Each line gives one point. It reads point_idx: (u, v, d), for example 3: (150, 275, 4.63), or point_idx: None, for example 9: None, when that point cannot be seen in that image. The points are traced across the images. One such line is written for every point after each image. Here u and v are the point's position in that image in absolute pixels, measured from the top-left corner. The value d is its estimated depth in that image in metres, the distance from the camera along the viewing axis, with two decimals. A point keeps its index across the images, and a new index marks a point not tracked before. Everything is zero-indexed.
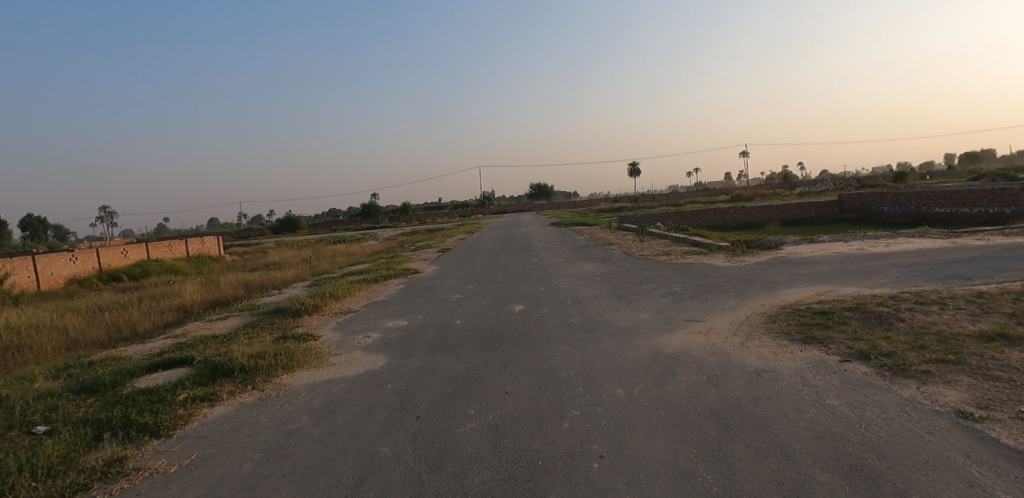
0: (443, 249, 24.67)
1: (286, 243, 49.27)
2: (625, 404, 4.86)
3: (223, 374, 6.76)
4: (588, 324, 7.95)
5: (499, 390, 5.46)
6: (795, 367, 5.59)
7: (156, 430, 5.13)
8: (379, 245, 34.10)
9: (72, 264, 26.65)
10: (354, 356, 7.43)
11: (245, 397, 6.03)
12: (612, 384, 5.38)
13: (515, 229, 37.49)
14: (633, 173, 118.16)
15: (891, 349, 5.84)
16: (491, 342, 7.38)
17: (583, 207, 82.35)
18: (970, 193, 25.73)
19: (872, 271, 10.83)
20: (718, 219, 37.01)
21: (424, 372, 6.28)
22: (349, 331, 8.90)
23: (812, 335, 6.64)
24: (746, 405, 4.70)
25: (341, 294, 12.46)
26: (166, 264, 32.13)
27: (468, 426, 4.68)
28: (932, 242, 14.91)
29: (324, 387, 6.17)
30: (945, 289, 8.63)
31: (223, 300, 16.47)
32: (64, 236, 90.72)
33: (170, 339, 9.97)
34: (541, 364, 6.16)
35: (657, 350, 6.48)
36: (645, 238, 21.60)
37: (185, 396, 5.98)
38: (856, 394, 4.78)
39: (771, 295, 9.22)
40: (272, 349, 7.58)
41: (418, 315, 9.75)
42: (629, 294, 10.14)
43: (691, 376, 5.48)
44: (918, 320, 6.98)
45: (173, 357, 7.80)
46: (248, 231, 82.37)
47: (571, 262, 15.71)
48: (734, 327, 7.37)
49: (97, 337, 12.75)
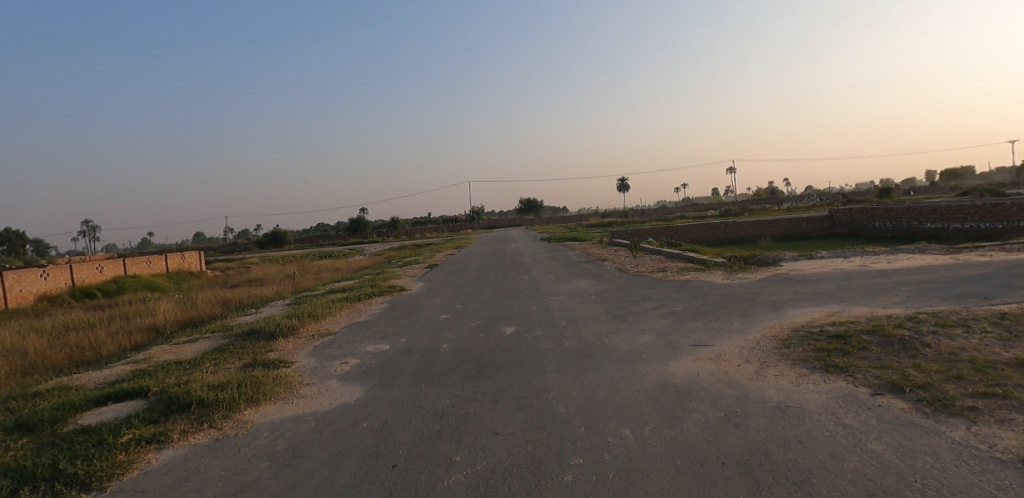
0: (431, 265, 23.88)
1: (271, 259, 48.32)
2: (635, 450, 4.21)
3: (178, 408, 6.03)
4: (586, 349, 7.29)
5: (488, 430, 4.79)
6: (822, 402, 4.95)
7: (88, 482, 4.52)
8: (366, 260, 33.24)
9: (43, 281, 25.56)
10: (327, 386, 6.70)
11: (199, 438, 5.33)
12: (617, 424, 4.72)
13: (506, 244, 36.88)
14: (621, 188, 118.55)
15: (925, 380, 5.22)
16: (480, 370, 6.68)
17: (571, 223, 82.01)
18: (961, 208, 25.49)
19: (880, 289, 10.27)
20: (709, 234, 36.66)
21: (404, 408, 5.59)
22: (324, 357, 8.16)
23: (833, 363, 6.02)
24: (775, 451, 4.07)
25: (320, 314, 11.68)
26: (143, 280, 31.01)
27: (453, 478, 4.01)
28: (934, 257, 14.43)
29: (291, 425, 5.47)
30: (964, 310, 8.07)
31: (197, 320, 15.59)
32: (42, 249, 88.71)
33: (130, 365, 9.17)
34: (536, 398, 5.50)
35: (663, 381, 5.82)
36: (638, 253, 21.10)
37: (129, 437, 5.27)
38: (899, 437, 4.15)
39: (779, 317, 8.61)
40: (237, 379, 6.82)
41: (401, 339, 9.01)
42: (627, 314, 9.51)
43: (707, 414, 4.82)
44: (944, 345, 6.39)
45: (125, 389, 7.02)
46: (232, 246, 80.88)
47: (564, 279, 15.06)
48: (745, 352, 6.74)
49: (56, 361, 11.87)
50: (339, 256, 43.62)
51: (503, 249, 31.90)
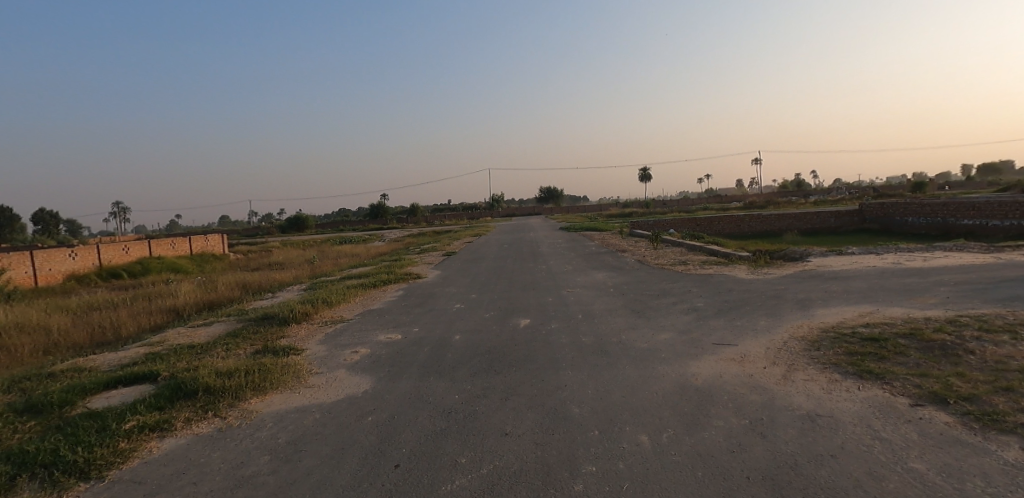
0: (449, 252, 23.72)
1: (292, 243, 48.73)
2: (652, 459, 3.93)
3: (185, 395, 5.84)
4: (603, 346, 7.01)
5: (497, 431, 4.54)
6: (857, 412, 4.62)
7: (87, 471, 4.35)
8: (385, 247, 33.24)
9: (71, 260, 26.01)
10: (335, 377, 6.50)
11: (203, 427, 5.13)
12: (634, 428, 4.43)
13: (525, 233, 36.55)
14: (643, 178, 117.17)
15: (970, 392, 4.86)
16: (492, 365, 6.44)
17: (592, 212, 81.30)
18: (1000, 205, 24.41)
19: (917, 289, 9.77)
20: (733, 227, 35.85)
21: (411, 403, 5.38)
22: (335, 346, 7.99)
23: (867, 368, 5.66)
24: (805, 467, 3.75)
25: (334, 301, 11.53)
26: (168, 262, 31.38)
27: (457, 483, 3.77)
28: (973, 256, 13.78)
29: (296, 417, 5.28)
30: (1008, 314, 7.59)
31: (216, 303, 15.62)
32: (74, 229, 90.93)
33: (144, 347, 9.11)
34: (548, 397, 5.24)
35: (684, 382, 5.51)
36: (659, 245, 20.63)
37: (132, 424, 5.07)
38: (944, 456, 3.82)
39: (807, 316, 8.20)
40: (245, 366, 6.64)
41: (413, 329, 8.82)
42: (647, 309, 9.17)
43: (731, 422, 4.51)
44: (990, 352, 5.97)
45: (135, 372, 6.88)
46: (257, 230, 81.88)
47: (583, 270, 14.74)
48: (772, 353, 6.41)
49: (77, 341, 11.96)
50: (359, 241, 43.76)
51: (522, 237, 31.62)
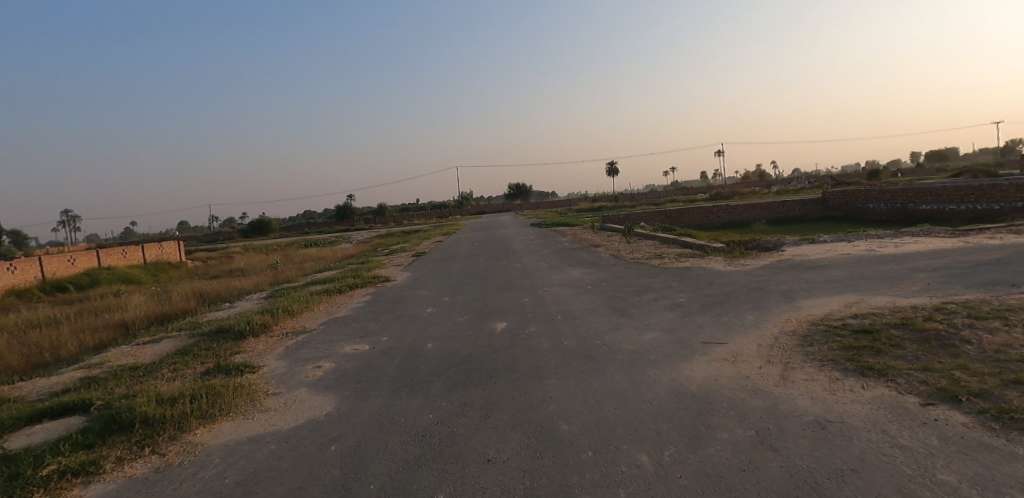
0: (418, 253, 22.91)
1: (253, 248, 46.94)
2: (656, 484, 3.47)
3: (119, 429, 5.12)
4: (586, 349, 6.55)
5: (477, 457, 4.02)
6: (867, 415, 4.27)
7: None
8: (352, 249, 32.09)
9: (10, 274, 24.29)
10: (295, 398, 5.86)
11: (138, 467, 4.46)
12: (631, 447, 3.98)
13: (495, 230, 35.86)
14: (610, 172, 117.57)
15: (981, 387, 4.55)
16: (469, 377, 5.91)
17: (560, 208, 80.99)
18: (956, 189, 25.01)
19: (897, 276, 9.62)
20: (702, 218, 35.97)
21: (380, 426, 4.81)
22: (295, 361, 7.32)
23: (868, 364, 5.33)
24: (828, 486, 3.34)
25: (296, 310, 10.79)
26: (119, 272, 29.68)
27: None
28: (942, 241, 13.82)
29: (248, 448, 4.67)
30: (994, 299, 7.43)
31: (168, 316, 14.61)
32: (19, 241, 86.28)
33: (82, 371, 8.25)
34: (533, 414, 4.74)
35: (678, 389, 5.08)
36: (633, 239, 20.32)
37: (51, 469, 4.35)
38: (973, 465, 3.46)
39: (794, 309, 7.90)
40: (191, 390, 5.93)
41: (382, 337, 8.22)
42: (628, 307, 8.76)
43: (736, 433, 4.09)
44: (987, 341, 5.73)
45: (64, 404, 6.05)
46: (216, 235, 78.93)
47: (557, 268, 14.27)
48: (765, 351, 6.06)
49: (9, 363, 10.90)
50: (325, 244, 42.48)
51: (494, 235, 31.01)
